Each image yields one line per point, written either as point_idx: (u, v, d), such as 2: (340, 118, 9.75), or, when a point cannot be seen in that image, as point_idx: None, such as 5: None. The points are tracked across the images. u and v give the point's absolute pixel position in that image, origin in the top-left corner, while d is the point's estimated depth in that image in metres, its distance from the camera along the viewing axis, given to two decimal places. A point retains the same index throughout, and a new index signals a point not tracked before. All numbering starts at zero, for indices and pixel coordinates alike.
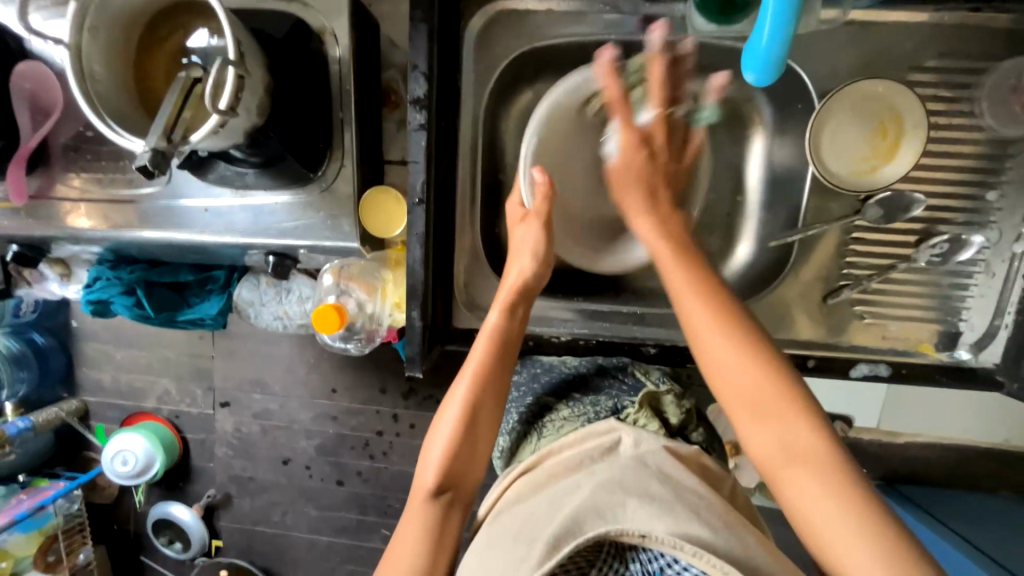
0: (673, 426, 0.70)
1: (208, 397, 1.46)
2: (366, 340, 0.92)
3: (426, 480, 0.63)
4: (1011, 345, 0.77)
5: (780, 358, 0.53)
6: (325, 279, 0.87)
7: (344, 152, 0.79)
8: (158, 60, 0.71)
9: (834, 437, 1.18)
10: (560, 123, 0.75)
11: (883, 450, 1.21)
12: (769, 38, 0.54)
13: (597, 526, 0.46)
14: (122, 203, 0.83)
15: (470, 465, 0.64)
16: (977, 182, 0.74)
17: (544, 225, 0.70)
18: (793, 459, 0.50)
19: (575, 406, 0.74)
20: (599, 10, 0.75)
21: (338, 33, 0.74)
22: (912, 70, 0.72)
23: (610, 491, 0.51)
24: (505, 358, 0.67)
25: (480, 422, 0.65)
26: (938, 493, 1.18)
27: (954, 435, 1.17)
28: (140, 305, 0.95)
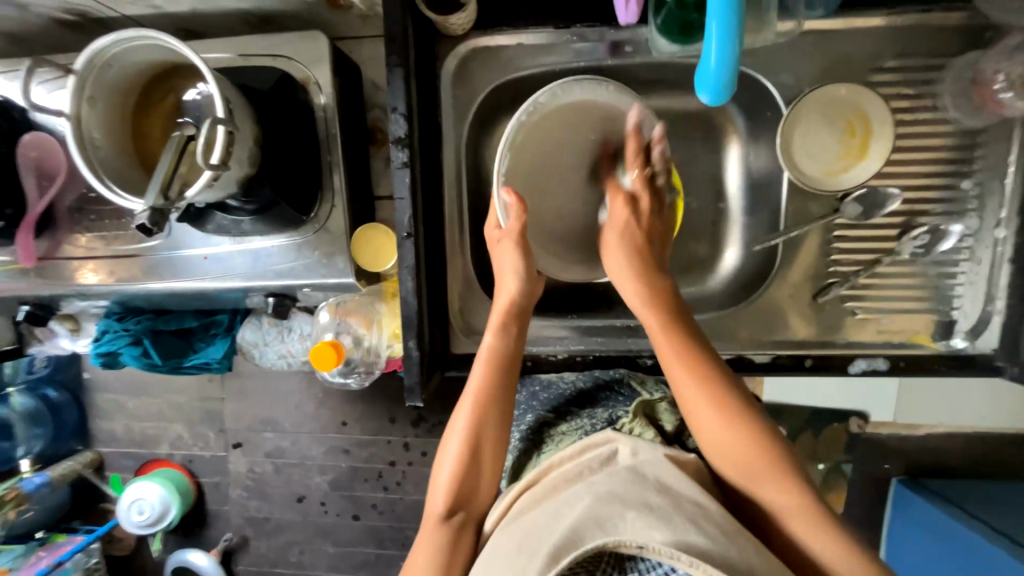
0: (670, 434, 0.70)
1: (220, 439, 1.47)
2: (366, 372, 0.94)
3: (435, 504, 0.64)
4: (1007, 330, 0.77)
5: (758, 418, 0.58)
6: (321, 317, 0.89)
7: (334, 192, 0.82)
8: (154, 121, 0.75)
9: (849, 434, 1.17)
10: (532, 141, 0.75)
11: (901, 443, 1.19)
12: (717, 55, 0.56)
13: (596, 537, 0.47)
14: (127, 257, 0.86)
15: (477, 487, 0.65)
16: (950, 173, 0.75)
17: (518, 245, 0.72)
18: (756, 480, 0.56)
19: (572, 421, 0.75)
20: (567, 40, 0.79)
21: (322, 82, 0.78)
22: (874, 71, 0.75)
23: (609, 502, 0.51)
24: (506, 375, 0.69)
25: (484, 444, 0.66)
26: (963, 484, 1.15)
27: (972, 424, 1.15)
28: (147, 354, 0.97)
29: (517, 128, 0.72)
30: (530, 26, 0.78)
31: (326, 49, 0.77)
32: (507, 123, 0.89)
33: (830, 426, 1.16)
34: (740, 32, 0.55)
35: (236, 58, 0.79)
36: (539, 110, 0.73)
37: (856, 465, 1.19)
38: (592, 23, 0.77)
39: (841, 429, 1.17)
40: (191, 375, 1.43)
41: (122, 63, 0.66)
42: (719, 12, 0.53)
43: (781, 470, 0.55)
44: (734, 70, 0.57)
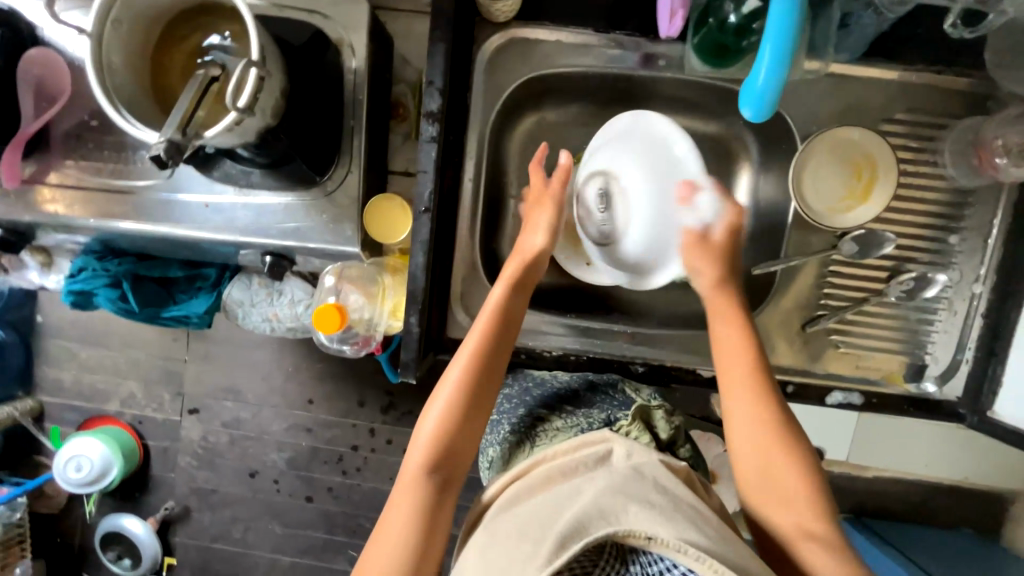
0: (664, 441, 0.69)
1: (176, 402, 1.41)
2: (361, 345, 0.92)
3: (414, 458, 0.63)
4: (971, 380, 0.82)
5: (795, 431, 0.64)
6: (325, 280, 0.87)
7: (352, 158, 0.80)
8: (176, 56, 0.72)
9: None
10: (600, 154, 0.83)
11: (851, 483, 1.24)
12: (766, 77, 0.58)
13: (603, 526, 0.47)
14: (118, 194, 0.82)
15: (461, 451, 0.65)
16: (940, 226, 0.80)
17: (554, 210, 0.76)
18: (792, 511, 0.60)
19: (568, 418, 0.72)
20: (604, 44, 0.81)
21: (356, 46, 0.77)
22: (885, 121, 0.79)
23: (613, 496, 0.51)
24: (504, 336, 0.69)
25: (479, 398, 0.66)
26: (901, 527, 1.21)
27: (917, 470, 1.22)
28: (124, 299, 0.93)
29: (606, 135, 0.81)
30: (570, 25, 0.79)
31: (365, 14, 0.76)
32: (530, 117, 0.90)
33: None
34: (792, 57, 0.57)
35: (268, 6, 0.76)
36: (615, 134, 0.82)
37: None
38: (631, 32, 0.80)
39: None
40: (157, 331, 1.37)
41: None
42: (776, 35, 0.56)
43: (808, 498, 0.60)
44: (776, 94, 0.60)
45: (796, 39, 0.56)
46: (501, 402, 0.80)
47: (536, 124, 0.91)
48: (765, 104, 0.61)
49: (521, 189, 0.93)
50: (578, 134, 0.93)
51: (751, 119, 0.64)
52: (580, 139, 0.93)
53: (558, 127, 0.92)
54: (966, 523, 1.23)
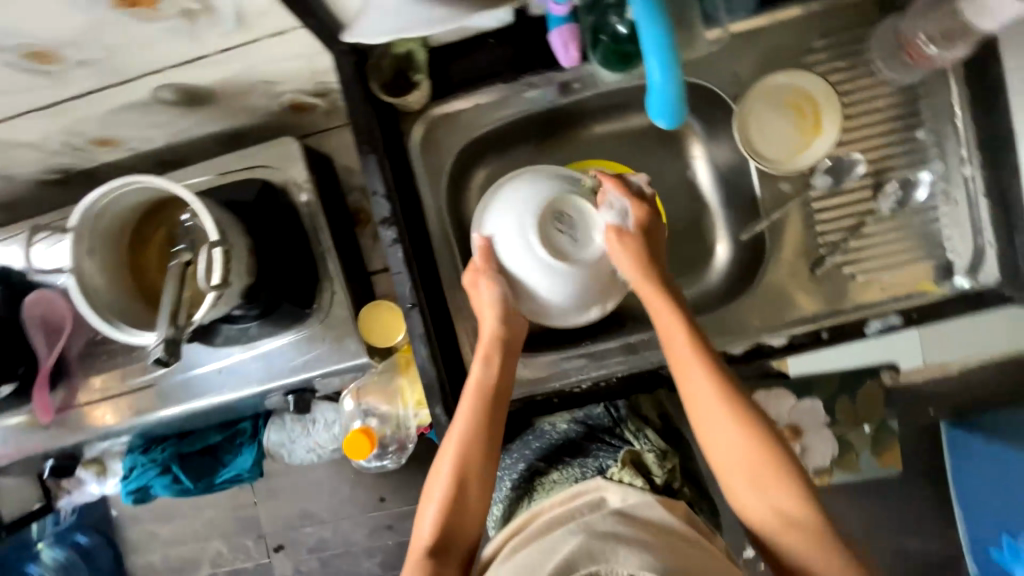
0: (659, 484, 0.72)
1: (261, 545, 1.43)
2: (399, 450, 0.95)
3: (422, 539, 0.66)
4: (1006, 261, 0.78)
5: (777, 440, 0.62)
6: (347, 403, 0.91)
7: (332, 279, 0.84)
8: (151, 253, 0.77)
9: (885, 390, 1.17)
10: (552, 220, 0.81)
11: (936, 388, 1.18)
12: (660, 74, 0.54)
13: (588, 565, 0.51)
14: (142, 389, 0.87)
15: (464, 524, 0.66)
16: (904, 128, 0.79)
17: (494, 281, 0.72)
18: (784, 523, 0.60)
19: (564, 469, 0.79)
20: (520, 91, 0.83)
21: (300, 180, 0.82)
22: (808, 53, 0.79)
23: (601, 538, 0.55)
24: (496, 406, 0.71)
25: (472, 475, 0.68)
26: (1010, 417, 1.14)
27: (1000, 352, 1.15)
28: (178, 480, 0.97)
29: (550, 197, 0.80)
30: (482, 86, 0.82)
31: (298, 150, 0.81)
32: (479, 175, 0.93)
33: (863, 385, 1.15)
34: (678, 56, 0.54)
35: (215, 177, 0.83)
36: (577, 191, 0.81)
37: (901, 418, 1.20)
38: (538, 71, 0.82)
39: (877, 388, 1.16)
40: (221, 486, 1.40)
41: (113, 210, 0.69)
42: (654, 43, 0.53)
43: (798, 501, 0.60)
44: (678, 90, 0.55)
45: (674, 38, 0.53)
46: (505, 458, 0.87)
47: (487, 178, 0.94)
48: (671, 101, 0.56)
49: None
50: None
51: (667, 126, 0.60)
52: None
53: (508, 173, 0.95)
54: None
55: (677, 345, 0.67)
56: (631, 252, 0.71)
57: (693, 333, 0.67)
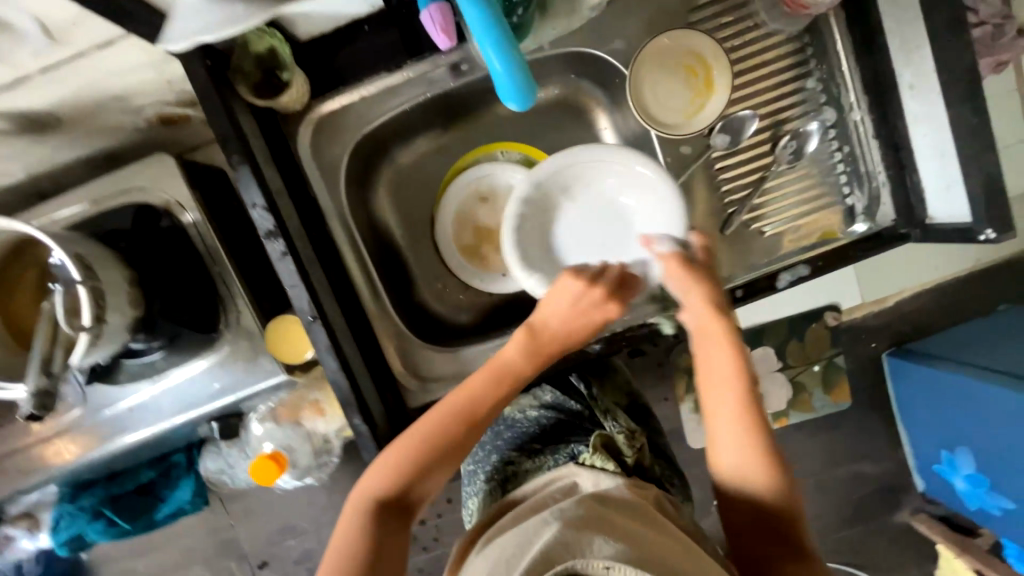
0: (631, 466, 0.68)
1: (245, 564, 1.41)
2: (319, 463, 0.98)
3: (376, 487, 0.60)
4: (898, 199, 0.80)
5: (771, 445, 0.57)
6: (255, 427, 0.88)
7: (237, 299, 0.79)
8: (21, 299, 0.71)
9: (829, 329, 1.22)
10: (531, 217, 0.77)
11: (877, 321, 1.23)
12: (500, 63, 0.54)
13: (565, 559, 0.46)
14: (50, 437, 0.82)
15: (428, 477, 0.62)
16: (794, 78, 0.79)
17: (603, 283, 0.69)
18: (760, 521, 0.55)
19: (536, 458, 0.75)
20: (406, 78, 0.79)
21: (183, 200, 0.76)
22: (693, 10, 0.78)
23: (581, 525, 0.50)
24: (502, 395, 0.66)
25: (454, 446, 0.63)
26: (941, 338, 1.19)
27: (931, 277, 1.21)
28: (114, 523, 0.93)
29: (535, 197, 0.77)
30: (365, 78, 0.78)
31: (173, 166, 0.76)
32: (386, 169, 0.90)
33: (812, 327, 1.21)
34: (509, 34, 0.54)
35: (89, 206, 0.76)
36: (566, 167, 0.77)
37: (847, 354, 1.23)
38: (421, 55, 0.77)
39: (822, 327, 1.22)
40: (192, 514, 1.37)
41: None
42: (480, 22, 0.53)
43: (772, 504, 0.55)
44: (524, 72, 0.55)
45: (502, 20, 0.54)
46: (477, 450, 0.84)
47: (395, 172, 0.91)
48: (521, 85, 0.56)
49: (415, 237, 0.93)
50: (438, 159, 0.93)
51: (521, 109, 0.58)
52: (443, 162, 0.94)
53: (416, 163, 0.93)
54: (1000, 300, 1.22)
55: (717, 332, 0.62)
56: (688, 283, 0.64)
57: (730, 329, 0.62)
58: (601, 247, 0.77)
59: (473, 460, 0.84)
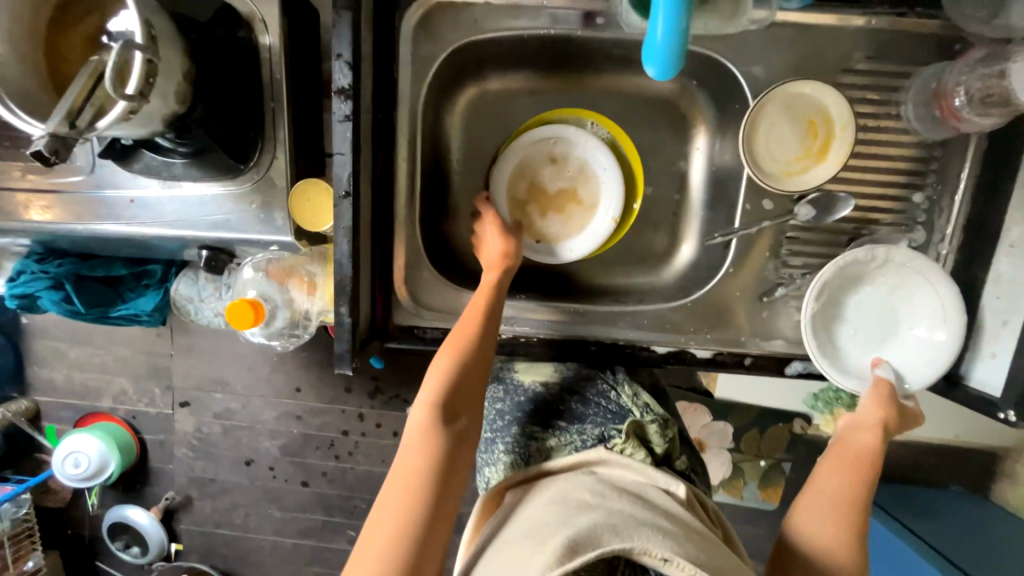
0: (659, 455, 0.75)
1: (167, 396, 1.41)
2: (297, 337, 0.94)
3: (417, 417, 0.65)
4: None
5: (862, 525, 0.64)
6: (246, 272, 0.87)
7: (277, 141, 0.76)
8: (71, 41, 0.65)
9: (791, 434, 1.19)
10: (848, 278, 0.76)
11: None
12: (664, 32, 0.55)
13: (616, 541, 0.50)
14: (45, 192, 0.79)
15: (467, 409, 0.67)
16: (903, 184, 0.75)
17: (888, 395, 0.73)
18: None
19: (563, 435, 0.77)
20: (537, 4, 0.74)
21: (268, 21, 0.71)
22: (843, 72, 0.73)
23: (624, 517, 0.55)
24: (491, 317, 0.73)
25: (474, 365, 0.69)
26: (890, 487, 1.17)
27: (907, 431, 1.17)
28: (69, 301, 0.91)
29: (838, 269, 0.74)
30: None
31: None
32: (472, 88, 0.86)
33: (775, 425, 1.19)
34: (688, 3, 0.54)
35: None
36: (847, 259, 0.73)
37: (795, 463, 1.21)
38: None
39: (784, 428, 1.19)
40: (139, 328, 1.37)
41: None
42: None
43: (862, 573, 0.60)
44: (680, 43, 0.55)
45: None
46: (494, 420, 0.83)
47: (479, 95, 0.87)
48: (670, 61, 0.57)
49: (470, 167, 0.89)
50: (526, 103, 0.88)
51: (657, 78, 0.58)
52: (530, 109, 0.89)
53: (503, 97, 0.88)
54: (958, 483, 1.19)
55: (861, 436, 0.71)
56: (879, 404, 0.73)
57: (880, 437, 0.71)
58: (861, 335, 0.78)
59: (489, 427, 0.82)
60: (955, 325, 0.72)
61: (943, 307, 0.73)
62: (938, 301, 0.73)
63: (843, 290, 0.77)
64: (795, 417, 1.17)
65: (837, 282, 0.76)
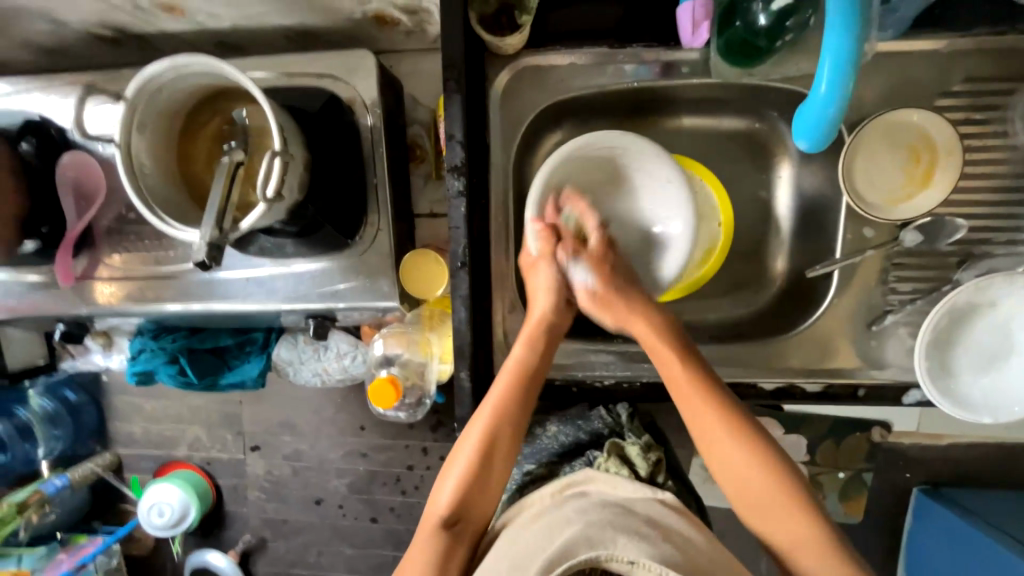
0: (643, 477, 0.76)
1: (239, 441, 1.47)
2: (415, 406, 0.94)
3: (437, 509, 0.67)
4: None
5: (739, 418, 0.67)
6: (375, 346, 0.89)
7: (380, 215, 0.79)
8: (201, 145, 0.72)
9: (871, 443, 1.13)
10: (963, 305, 0.73)
11: (923, 451, 1.13)
12: (828, 87, 0.55)
13: (587, 552, 0.54)
14: (164, 278, 0.85)
15: (482, 494, 0.69)
16: (1016, 202, 0.73)
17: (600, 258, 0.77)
18: (769, 512, 0.64)
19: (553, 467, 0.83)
20: (620, 60, 0.76)
21: (369, 102, 0.76)
22: (941, 95, 0.72)
23: (600, 527, 0.58)
24: (526, 391, 0.72)
25: (496, 456, 0.69)
26: (993, 495, 1.09)
27: (999, 435, 1.10)
28: (183, 373, 0.96)
29: (952, 299, 0.71)
30: (584, 46, 0.76)
31: (372, 68, 0.75)
32: (550, 139, 0.87)
33: (852, 436, 1.12)
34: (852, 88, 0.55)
35: (278, 77, 0.77)
36: (967, 288, 0.71)
37: (877, 473, 1.15)
38: (649, 43, 0.75)
39: (864, 438, 1.12)
40: None
41: (172, 89, 0.64)
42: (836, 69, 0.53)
43: (775, 485, 0.64)
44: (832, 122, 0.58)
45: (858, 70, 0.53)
46: None
47: (557, 146, 0.88)
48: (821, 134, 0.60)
49: None
50: None
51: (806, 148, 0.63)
52: None
53: None
54: None
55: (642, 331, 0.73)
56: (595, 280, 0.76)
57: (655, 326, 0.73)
58: (972, 360, 0.75)
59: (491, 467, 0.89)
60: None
61: None
62: None
63: (957, 317, 0.74)
64: (874, 425, 1.09)
65: (950, 310, 0.73)
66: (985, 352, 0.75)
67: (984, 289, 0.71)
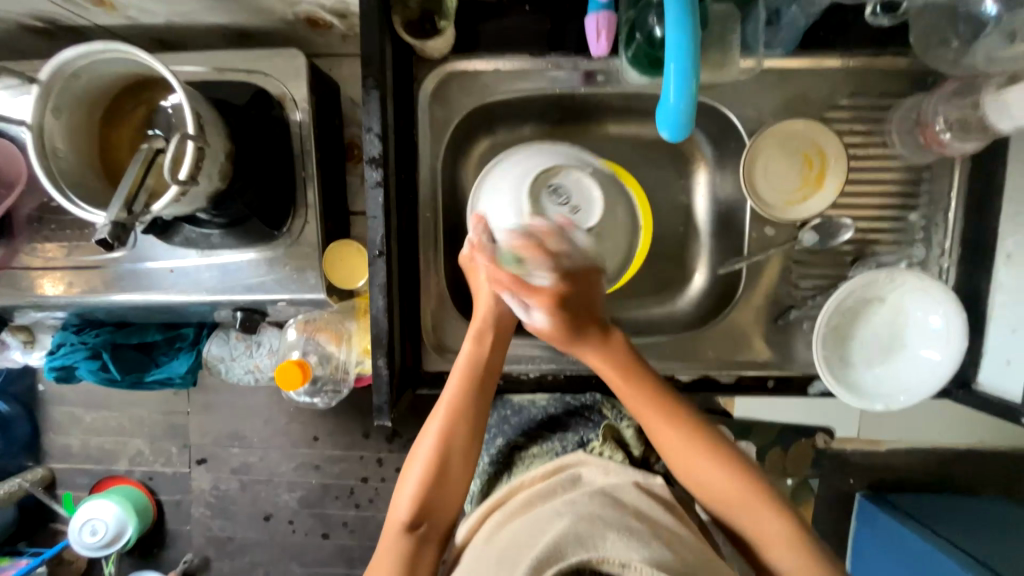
0: (636, 457, 0.76)
1: (184, 454, 1.41)
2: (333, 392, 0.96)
3: (399, 514, 0.66)
4: (970, 360, 0.80)
5: (712, 440, 0.66)
6: (291, 333, 0.90)
7: (308, 208, 0.81)
8: (123, 133, 0.73)
9: (817, 449, 1.15)
10: (853, 301, 0.79)
11: (857, 456, 1.18)
12: (677, 96, 0.59)
13: (579, 553, 0.50)
14: (88, 269, 0.83)
15: (441, 503, 0.67)
16: (899, 205, 0.80)
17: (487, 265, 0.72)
18: (751, 515, 0.63)
19: (544, 443, 0.80)
20: (542, 68, 0.81)
21: (298, 98, 0.78)
22: (828, 108, 0.79)
23: (589, 522, 0.55)
24: (480, 391, 0.71)
25: (451, 458, 0.68)
26: (920, 498, 1.15)
27: (929, 439, 1.16)
28: (106, 369, 0.93)
29: (847, 289, 0.76)
30: (506, 54, 0.81)
31: (301, 65, 0.78)
32: (483, 143, 0.91)
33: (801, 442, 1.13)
34: (696, 75, 0.58)
35: (209, 72, 0.78)
36: (863, 281, 0.77)
37: (822, 479, 1.18)
38: (567, 52, 0.81)
39: (809, 444, 1.14)
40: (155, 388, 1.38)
41: (90, 76, 0.65)
42: (677, 54, 0.57)
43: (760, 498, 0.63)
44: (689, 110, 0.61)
45: (696, 63, 0.58)
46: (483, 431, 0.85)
47: (490, 149, 0.92)
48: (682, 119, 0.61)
49: None
50: None
51: (671, 139, 0.64)
52: None
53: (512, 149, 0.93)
54: (987, 486, 1.17)
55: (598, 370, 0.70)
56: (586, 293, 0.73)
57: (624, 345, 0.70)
58: (863, 351, 0.81)
59: None
60: (955, 349, 0.74)
61: (947, 335, 0.76)
62: (947, 329, 0.76)
63: (850, 310, 0.80)
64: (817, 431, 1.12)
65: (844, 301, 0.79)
66: (876, 345, 0.80)
67: (872, 283, 0.77)
